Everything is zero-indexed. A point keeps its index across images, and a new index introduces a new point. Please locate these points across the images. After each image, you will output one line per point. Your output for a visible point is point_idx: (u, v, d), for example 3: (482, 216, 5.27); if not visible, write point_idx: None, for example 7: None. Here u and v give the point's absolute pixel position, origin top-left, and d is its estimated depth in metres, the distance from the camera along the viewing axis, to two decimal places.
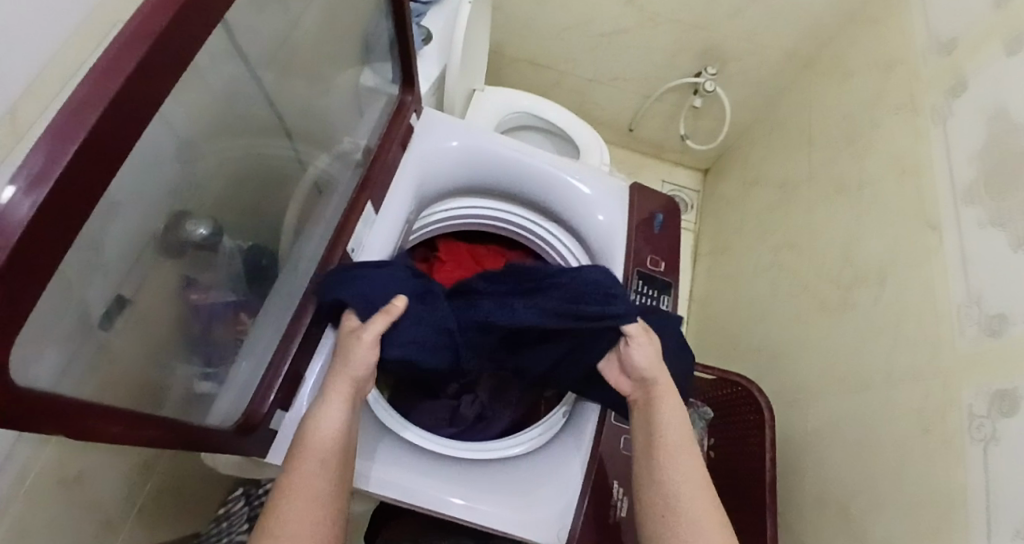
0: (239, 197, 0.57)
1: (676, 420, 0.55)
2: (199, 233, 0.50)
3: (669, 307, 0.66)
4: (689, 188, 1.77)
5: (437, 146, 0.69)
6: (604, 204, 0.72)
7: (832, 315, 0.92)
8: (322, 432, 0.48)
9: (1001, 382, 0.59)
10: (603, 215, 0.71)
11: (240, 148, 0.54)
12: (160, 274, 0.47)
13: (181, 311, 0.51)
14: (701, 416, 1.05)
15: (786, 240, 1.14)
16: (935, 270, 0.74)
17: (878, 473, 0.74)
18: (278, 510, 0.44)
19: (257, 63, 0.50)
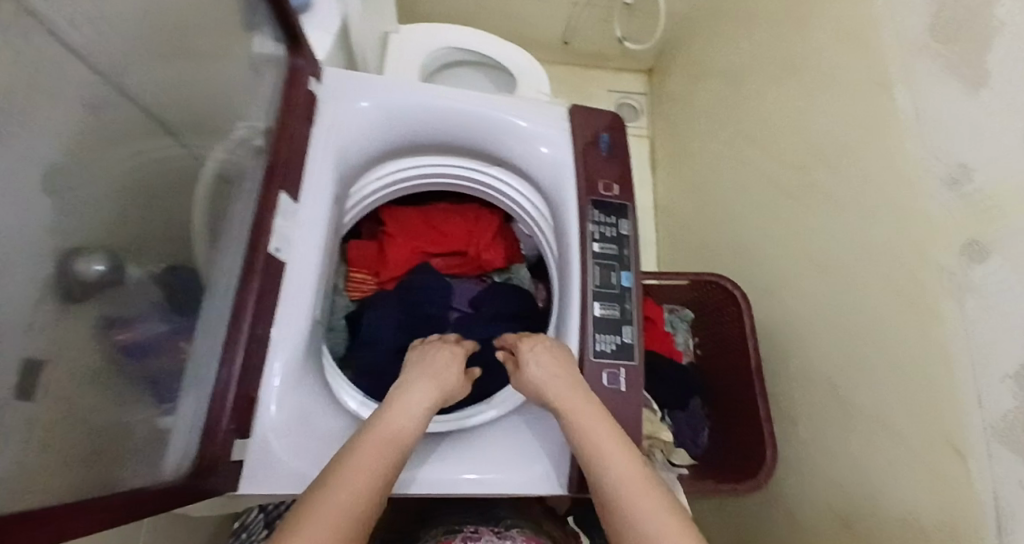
0: (133, 211, 0.48)
1: (596, 415, 0.50)
2: (97, 270, 0.42)
3: (629, 231, 0.62)
4: (636, 93, 1.69)
5: (348, 111, 0.61)
6: (546, 134, 0.66)
7: (796, 198, 0.90)
8: (407, 420, 0.51)
9: (972, 234, 0.59)
10: (546, 146, 0.65)
11: (115, 151, 0.45)
12: (73, 322, 0.39)
13: (109, 357, 0.44)
14: (683, 321, 1.07)
15: (740, 129, 1.11)
16: (892, 133, 0.71)
17: (857, 344, 0.76)
18: (340, 478, 0.44)
19: (93, 53, 0.41)
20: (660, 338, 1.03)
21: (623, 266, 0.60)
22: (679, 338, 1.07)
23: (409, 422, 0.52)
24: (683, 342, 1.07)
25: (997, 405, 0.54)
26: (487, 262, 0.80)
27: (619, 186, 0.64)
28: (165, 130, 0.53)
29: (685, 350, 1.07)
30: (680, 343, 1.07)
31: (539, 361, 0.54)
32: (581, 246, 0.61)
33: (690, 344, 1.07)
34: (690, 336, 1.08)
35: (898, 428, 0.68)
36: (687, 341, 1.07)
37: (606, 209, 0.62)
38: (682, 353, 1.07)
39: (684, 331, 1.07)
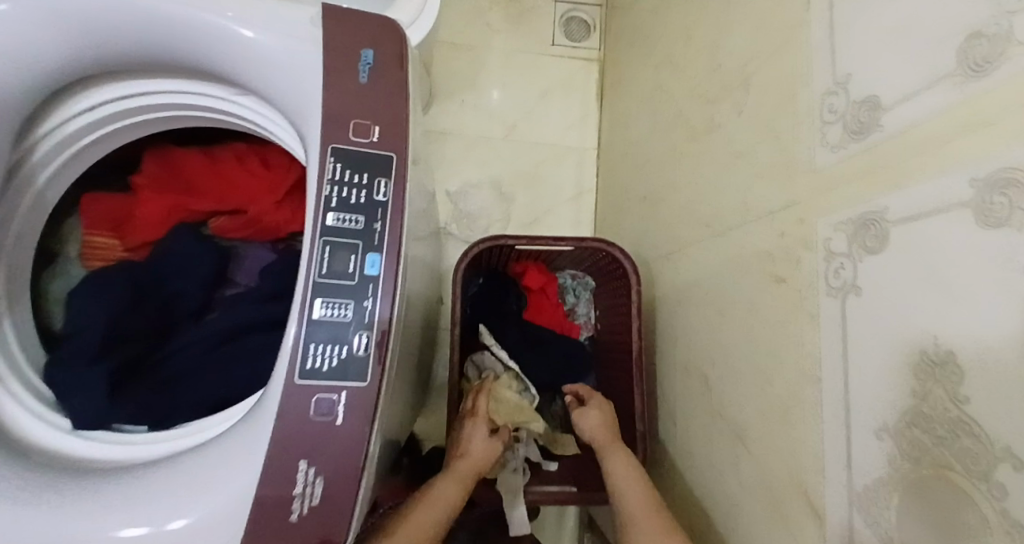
0: None
1: (441, 499, 0.63)
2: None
3: (389, 196, 0.45)
4: (587, 4, 1.41)
5: None
6: (252, 16, 0.47)
7: (701, 142, 0.70)
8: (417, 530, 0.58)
9: (861, 205, 0.41)
10: (254, 32, 0.46)
11: None
12: None
13: None
14: (582, 290, 0.95)
15: (667, 48, 0.88)
16: (800, 54, 0.50)
17: (731, 336, 0.60)
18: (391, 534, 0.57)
19: None
20: (546, 309, 0.92)
21: (368, 246, 0.44)
22: (578, 309, 0.95)
23: (439, 512, 0.61)
24: (582, 314, 0.95)
25: (865, 455, 0.39)
26: (275, 226, 0.63)
27: (382, 128, 0.46)
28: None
29: (583, 323, 0.95)
30: (577, 315, 0.95)
31: (472, 445, 0.71)
32: (312, 216, 0.44)
33: (589, 317, 0.95)
34: (591, 308, 0.96)
35: (757, 448, 0.54)
36: (587, 313, 0.95)
37: (351, 164, 0.44)
38: (579, 326, 0.95)
39: (583, 302, 0.95)
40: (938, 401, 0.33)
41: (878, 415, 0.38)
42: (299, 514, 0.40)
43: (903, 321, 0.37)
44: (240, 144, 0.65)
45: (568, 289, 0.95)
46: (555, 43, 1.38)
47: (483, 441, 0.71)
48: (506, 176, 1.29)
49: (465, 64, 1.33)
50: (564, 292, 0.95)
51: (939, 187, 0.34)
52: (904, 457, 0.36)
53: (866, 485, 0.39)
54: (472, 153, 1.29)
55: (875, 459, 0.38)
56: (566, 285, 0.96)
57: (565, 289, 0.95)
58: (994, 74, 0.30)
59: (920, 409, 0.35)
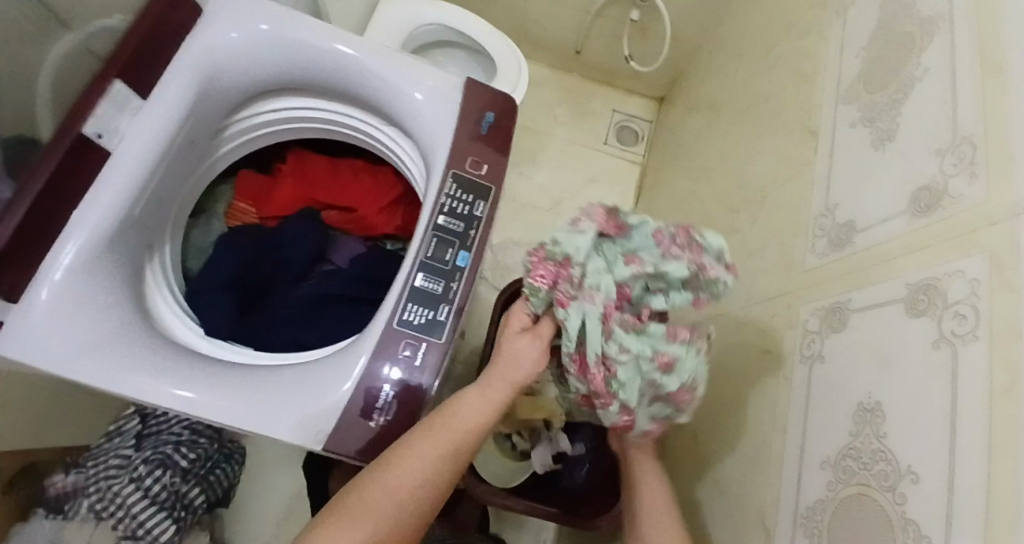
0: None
1: (468, 422, 0.50)
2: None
3: (483, 214, 0.59)
4: (640, 118, 1.66)
5: (227, 31, 0.60)
6: (422, 80, 0.64)
7: (720, 238, 0.86)
8: (417, 461, 0.47)
9: (833, 296, 0.55)
10: (420, 92, 0.63)
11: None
12: None
13: None
14: (570, 254, 0.51)
15: (704, 163, 1.07)
16: (805, 180, 0.66)
17: (724, 397, 0.72)
18: (409, 445, 0.48)
19: None
20: None
21: (461, 245, 0.58)
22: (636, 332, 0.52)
23: (470, 417, 0.50)
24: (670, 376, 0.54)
25: (812, 487, 0.50)
26: (375, 226, 0.78)
27: (489, 169, 0.61)
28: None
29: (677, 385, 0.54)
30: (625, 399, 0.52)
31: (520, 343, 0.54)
32: (427, 215, 0.58)
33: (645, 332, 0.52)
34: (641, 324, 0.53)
35: (731, 490, 0.64)
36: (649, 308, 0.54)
37: (463, 187, 0.59)
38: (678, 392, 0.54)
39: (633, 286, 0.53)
40: (869, 438, 0.45)
41: (825, 452, 0.50)
42: (375, 424, 0.51)
43: (857, 383, 0.49)
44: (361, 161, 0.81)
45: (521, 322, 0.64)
46: (608, 142, 1.61)
47: (526, 364, 0.54)
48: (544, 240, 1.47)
49: (529, 143, 1.57)
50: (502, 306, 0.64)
51: (896, 289, 0.47)
52: (839, 483, 0.47)
53: (807, 509, 0.50)
54: (518, 215, 1.48)
55: (817, 486, 0.49)
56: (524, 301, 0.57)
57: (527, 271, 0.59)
58: (935, 212, 0.45)
59: (854, 445, 0.47)
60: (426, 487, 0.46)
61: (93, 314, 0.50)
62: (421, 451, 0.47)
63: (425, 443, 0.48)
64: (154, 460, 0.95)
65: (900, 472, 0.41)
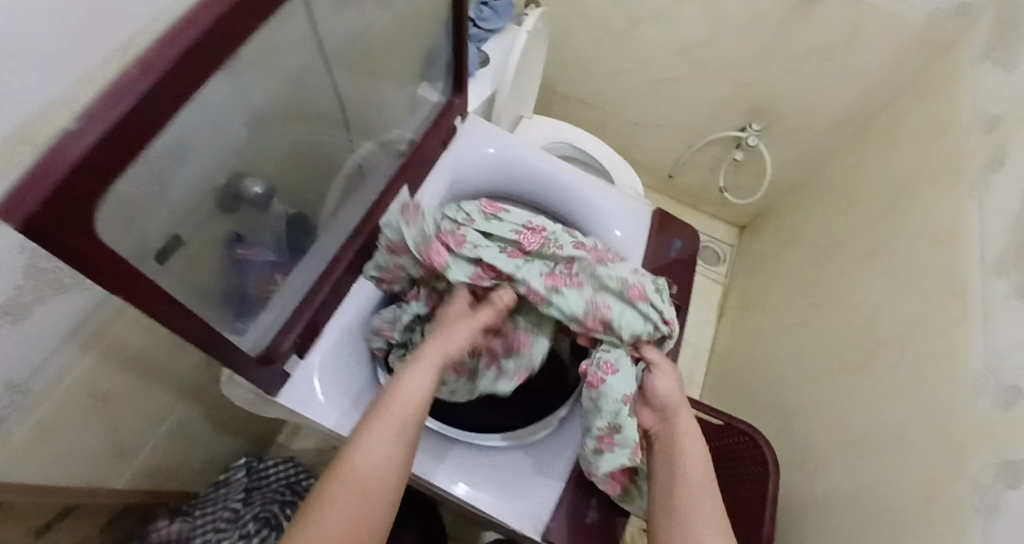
0: (291, 159, 0.57)
1: (410, 403, 0.55)
2: (254, 192, 0.53)
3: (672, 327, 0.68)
4: (723, 241, 1.78)
5: (477, 152, 0.75)
6: (622, 221, 0.76)
7: (851, 376, 0.91)
8: (366, 451, 0.50)
9: (1005, 452, 0.57)
10: (619, 231, 0.76)
11: (315, 124, 0.58)
12: (214, 222, 0.49)
13: (224, 261, 0.53)
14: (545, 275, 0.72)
15: (814, 300, 1.15)
16: (958, 339, 0.72)
17: (875, 541, 0.71)
18: (369, 429, 0.52)
19: (335, 59, 0.53)
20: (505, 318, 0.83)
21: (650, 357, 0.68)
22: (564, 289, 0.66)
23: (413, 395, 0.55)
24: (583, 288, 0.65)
25: None
26: None
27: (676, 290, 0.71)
28: (340, 113, 0.60)
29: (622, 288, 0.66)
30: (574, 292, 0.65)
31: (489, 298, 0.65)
32: None
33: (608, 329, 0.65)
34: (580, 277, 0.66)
35: None
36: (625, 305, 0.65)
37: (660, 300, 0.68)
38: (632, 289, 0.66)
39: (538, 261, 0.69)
40: None
41: None
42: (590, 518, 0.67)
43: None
44: None
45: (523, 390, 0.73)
46: None
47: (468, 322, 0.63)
48: None
49: None
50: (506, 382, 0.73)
51: None
52: None
53: None
54: None
55: None
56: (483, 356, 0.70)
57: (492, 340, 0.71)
58: None
59: None
60: (378, 481, 0.49)
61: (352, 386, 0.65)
62: (371, 441, 0.51)
63: (375, 432, 0.52)
64: (262, 520, 0.98)
65: None
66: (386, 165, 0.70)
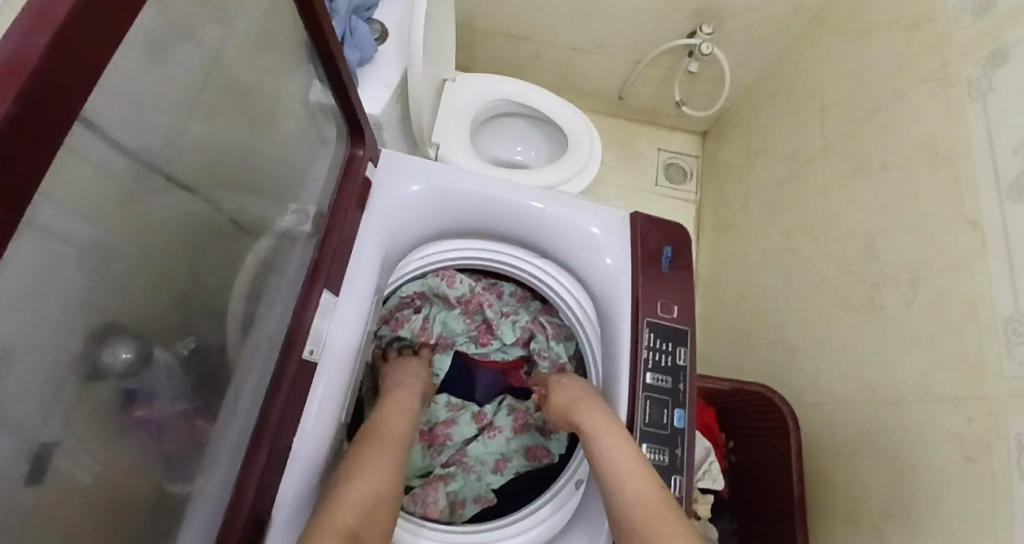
0: (169, 284, 0.40)
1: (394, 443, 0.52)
2: (122, 358, 0.35)
3: (687, 361, 0.57)
4: (687, 155, 1.64)
5: (398, 193, 0.59)
6: (607, 241, 0.62)
7: (856, 312, 0.84)
8: (362, 495, 0.45)
9: None
10: (610, 257, 0.61)
11: (187, 220, 0.41)
12: (79, 414, 0.32)
13: (119, 442, 0.36)
14: (449, 334, 0.73)
15: (799, 221, 1.05)
16: (978, 276, 0.64)
17: (912, 496, 0.68)
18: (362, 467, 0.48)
19: (155, 153, 0.35)
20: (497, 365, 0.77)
21: (676, 403, 0.55)
22: (455, 332, 0.73)
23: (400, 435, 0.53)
24: (507, 327, 0.74)
25: None
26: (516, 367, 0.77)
27: (680, 308, 0.59)
28: (210, 201, 0.44)
29: (517, 330, 0.74)
30: (502, 334, 0.74)
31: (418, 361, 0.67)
32: (632, 372, 0.56)
33: (572, 340, 0.74)
34: (491, 335, 0.74)
35: None
36: (500, 337, 0.74)
37: (663, 335, 0.57)
38: (518, 338, 0.74)
39: (460, 337, 0.73)
40: None
41: None
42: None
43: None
44: (493, 276, 0.76)
45: (531, 443, 0.69)
46: (659, 183, 1.59)
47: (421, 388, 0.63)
48: None
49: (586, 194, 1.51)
50: (494, 419, 0.69)
51: None
52: None
53: None
54: None
55: None
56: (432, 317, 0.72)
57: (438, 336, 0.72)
58: None
59: None
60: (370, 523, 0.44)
61: None
62: (385, 430, 0.53)
63: (365, 477, 0.47)
64: None
65: None
66: (302, 252, 0.56)
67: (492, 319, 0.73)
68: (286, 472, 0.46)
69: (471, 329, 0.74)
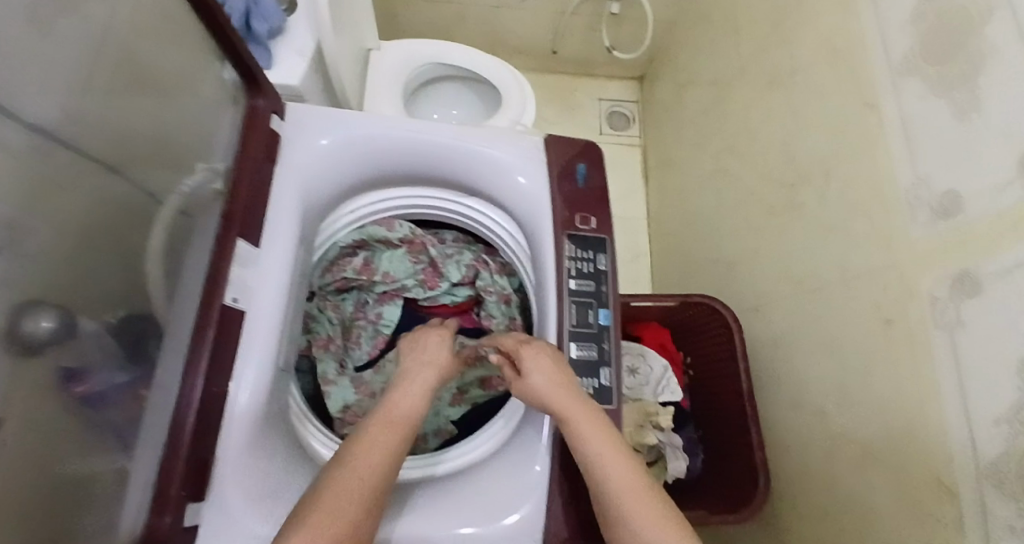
0: (92, 251, 0.40)
1: (399, 426, 0.47)
2: (45, 327, 0.32)
3: (608, 266, 0.61)
4: (626, 100, 1.66)
5: (309, 145, 0.60)
6: (520, 164, 0.64)
7: (783, 215, 0.88)
8: (358, 482, 0.41)
9: (960, 264, 0.56)
10: (523, 176, 0.63)
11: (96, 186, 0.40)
12: (19, 386, 0.30)
13: (58, 413, 0.35)
14: (398, 282, 0.73)
15: (728, 141, 1.09)
16: (880, 156, 0.68)
17: (845, 370, 0.73)
18: (353, 457, 0.43)
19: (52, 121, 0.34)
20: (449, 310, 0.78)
21: (600, 303, 0.58)
22: (405, 279, 0.73)
23: (411, 412, 0.49)
24: (453, 264, 0.75)
25: (990, 443, 0.53)
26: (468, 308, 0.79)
27: (597, 219, 0.62)
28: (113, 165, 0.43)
29: (462, 268, 0.75)
30: (450, 272, 0.75)
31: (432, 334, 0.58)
32: (557, 283, 0.59)
33: (515, 274, 0.77)
34: (439, 276, 0.75)
35: (885, 457, 0.66)
36: (448, 276, 0.75)
37: (582, 244, 0.60)
38: (466, 274, 0.75)
39: (409, 282, 0.74)
40: None
41: (997, 410, 0.52)
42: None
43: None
44: (428, 224, 0.78)
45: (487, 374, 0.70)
46: (603, 132, 1.61)
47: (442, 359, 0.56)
48: None
49: None
50: None
51: None
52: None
53: (992, 467, 0.52)
54: None
55: (999, 444, 0.51)
56: (379, 266, 0.72)
57: (388, 285, 0.73)
58: None
59: None
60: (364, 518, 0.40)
61: (284, 484, 0.50)
62: (384, 417, 0.47)
63: (365, 456, 0.43)
64: None
65: None
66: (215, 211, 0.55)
67: (436, 260, 0.74)
68: (226, 417, 0.47)
69: (419, 273, 0.74)
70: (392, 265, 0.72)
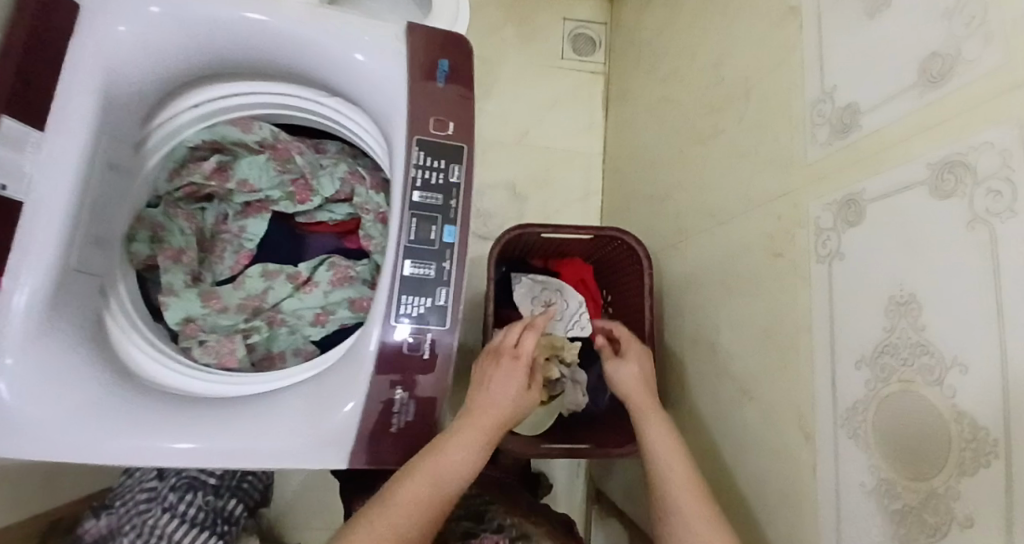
0: None
1: (453, 466, 0.48)
2: None
3: (462, 179, 0.54)
4: (595, 23, 1.50)
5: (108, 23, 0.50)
6: (364, 44, 0.55)
7: (705, 143, 0.80)
8: (389, 520, 0.43)
9: (844, 188, 0.49)
10: (361, 54, 0.55)
11: None
12: None
13: None
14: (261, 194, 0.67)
15: (673, 63, 0.98)
16: (795, 68, 0.59)
17: (738, 309, 0.68)
18: (401, 490, 0.46)
19: None
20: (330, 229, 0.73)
21: (445, 219, 0.53)
22: (269, 191, 0.67)
23: (456, 460, 0.49)
24: (326, 177, 0.68)
25: (850, 387, 0.48)
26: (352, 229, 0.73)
27: (455, 124, 0.54)
28: None
29: (336, 183, 0.69)
30: (321, 188, 0.68)
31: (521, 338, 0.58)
32: (400, 192, 0.52)
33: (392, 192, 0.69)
34: (309, 192, 0.68)
35: (759, 398, 0.63)
36: (319, 192, 0.68)
37: (431, 152, 0.53)
38: (341, 192, 0.69)
39: (274, 196, 0.67)
40: (904, 332, 0.42)
41: (859, 350, 0.47)
42: (397, 427, 0.51)
43: (890, 273, 0.44)
44: (298, 129, 0.70)
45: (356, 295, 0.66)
46: (566, 57, 1.47)
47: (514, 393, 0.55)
48: (519, 177, 1.36)
49: (481, 75, 1.41)
50: (311, 275, 0.66)
51: (922, 164, 0.40)
52: (878, 381, 0.45)
53: (846, 411, 0.48)
54: (487, 155, 1.36)
55: (856, 386, 0.47)
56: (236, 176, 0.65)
57: (249, 197, 0.67)
58: (950, 82, 0.37)
59: (891, 341, 0.44)
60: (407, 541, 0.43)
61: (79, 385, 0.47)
62: (461, 443, 0.50)
63: (410, 487, 0.46)
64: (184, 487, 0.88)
65: (946, 364, 0.37)
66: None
67: (305, 172, 0.67)
68: None
69: (287, 185, 0.67)
70: (253, 175, 0.65)
